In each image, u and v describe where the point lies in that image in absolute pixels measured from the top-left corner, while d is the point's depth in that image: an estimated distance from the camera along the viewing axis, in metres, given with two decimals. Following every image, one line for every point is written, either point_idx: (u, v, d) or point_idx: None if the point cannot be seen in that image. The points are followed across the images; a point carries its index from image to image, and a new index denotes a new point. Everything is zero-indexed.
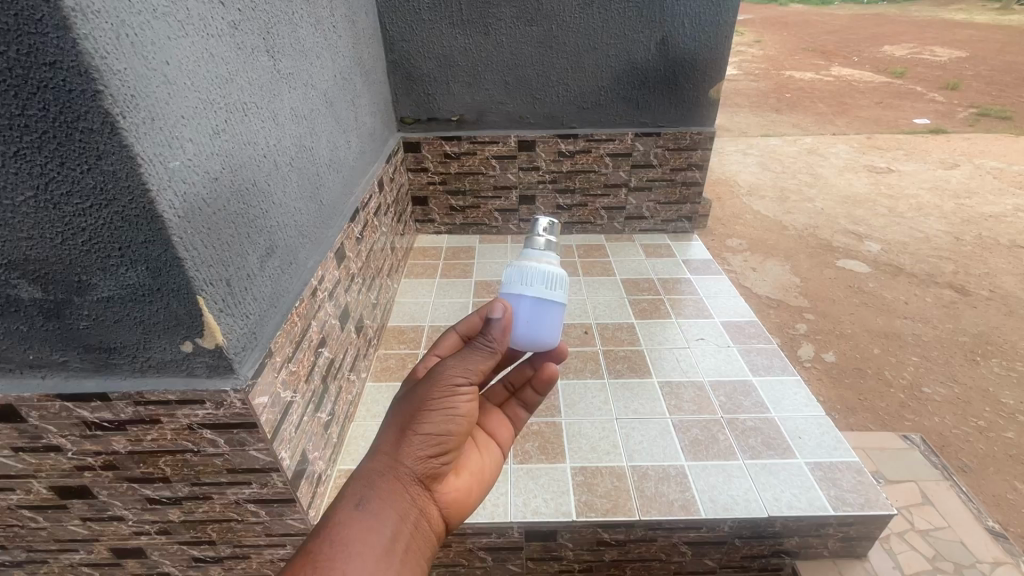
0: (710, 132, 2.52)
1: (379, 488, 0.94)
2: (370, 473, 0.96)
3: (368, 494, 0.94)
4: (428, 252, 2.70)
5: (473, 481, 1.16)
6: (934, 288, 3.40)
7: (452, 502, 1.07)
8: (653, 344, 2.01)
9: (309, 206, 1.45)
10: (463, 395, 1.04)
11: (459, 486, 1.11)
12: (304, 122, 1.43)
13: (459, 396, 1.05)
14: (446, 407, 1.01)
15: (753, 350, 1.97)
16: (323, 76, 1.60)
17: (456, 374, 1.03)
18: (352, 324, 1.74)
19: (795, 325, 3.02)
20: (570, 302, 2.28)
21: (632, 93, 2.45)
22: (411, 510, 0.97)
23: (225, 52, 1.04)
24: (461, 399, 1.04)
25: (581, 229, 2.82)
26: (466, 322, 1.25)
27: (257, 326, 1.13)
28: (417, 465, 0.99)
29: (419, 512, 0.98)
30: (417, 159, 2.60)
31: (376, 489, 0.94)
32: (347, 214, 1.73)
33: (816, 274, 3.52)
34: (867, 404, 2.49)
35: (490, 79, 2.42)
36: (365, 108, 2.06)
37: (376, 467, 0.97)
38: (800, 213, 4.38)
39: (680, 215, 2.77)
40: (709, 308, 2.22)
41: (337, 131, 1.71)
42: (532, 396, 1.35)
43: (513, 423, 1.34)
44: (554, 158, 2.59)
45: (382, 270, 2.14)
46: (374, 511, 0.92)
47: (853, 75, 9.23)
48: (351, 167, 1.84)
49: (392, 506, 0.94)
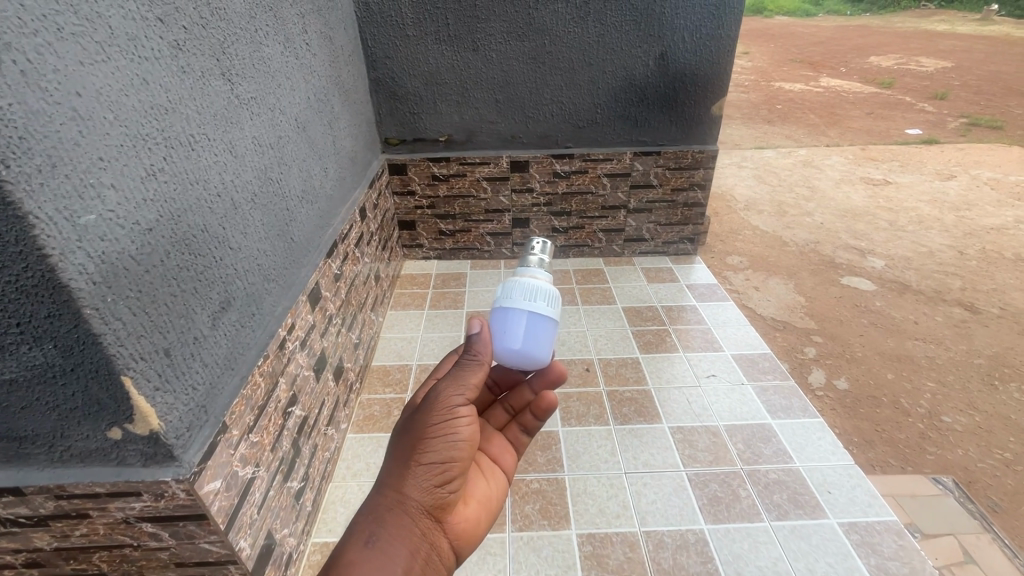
0: (713, 150, 2.39)
1: (387, 523, 0.95)
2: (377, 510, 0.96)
3: (377, 531, 0.94)
4: (415, 280, 2.53)
5: (479, 507, 1.16)
6: (943, 306, 3.29)
7: (459, 530, 1.08)
8: (661, 383, 1.85)
9: (277, 245, 1.28)
10: (462, 419, 1.05)
11: (465, 515, 1.12)
12: (269, 152, 1.27)
13: (459, 422, 1.05)
14: (448, 435, 1.02)
15: (769, 388, 1.82)
16: (295, 99, 1.45)
17: (454, 399, 1.03)
18: (330, 372, 1.56)
19: (804, 349, 2.88)
20: (569, 334, 2.12)
21: (630, 110, 2.31)
22: (419, 543, 0.97)
23: (165, 78, 0.88)
24: (462, 425, 1.04)
25: (578, 253, 2.67)
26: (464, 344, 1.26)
27: (207, 398, 0.95)
28: (424, 496, 1.00)
29: (427, 544, 0.99)
30: (403, 182, 2.45)
31: (383, 526, 0.95)
32: (323, 249, 1.56)
33: (821, 293, 3.40)
34: (885, 436, 2.34)
35: (480, 97, 2.28)
36: (345, 132, 1.90)
37: (382, 502, 0.98)
38: (800, 228, 4.27)
39: (682, 236, 2.63)
40: (718, 339, 2.07)
41: (311, 159, 1.55)
42: (533, 417, 1.34)
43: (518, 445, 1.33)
44: (549, 179, 2.45)
45: (366, 305, 1.97)
46: (383, 548, 0.93)
47: (842, 85, 9.23)
48: (328, 197, 1.68)
49: (403, 541, 0.95)
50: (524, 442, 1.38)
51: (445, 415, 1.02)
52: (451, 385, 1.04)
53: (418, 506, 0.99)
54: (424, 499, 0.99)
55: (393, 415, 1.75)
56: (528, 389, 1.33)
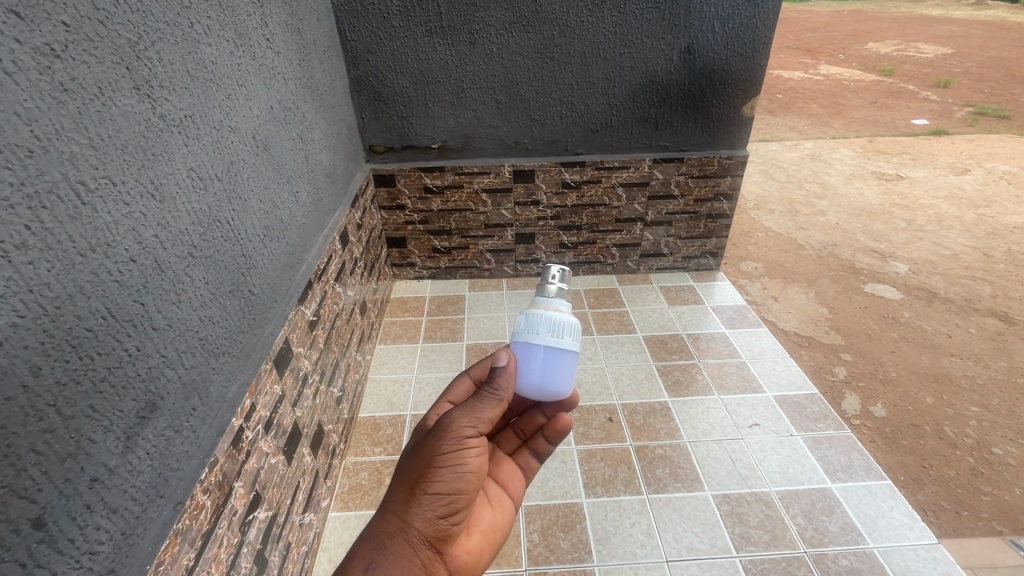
0: (742, 156, 2.11)
1: (389, 552, 0.83)
2: (379, 537, 0.85)
3: (378, 559, 0.83)
4: (407, 305, 2.25)
5: (484, 540, 1.05)
6: (974, 317, 3.07)
7: (463, 564, 0.98)
8: (698, 435, 1.59)
9: (227, 305, 0.99)
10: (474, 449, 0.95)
11: (468, 546, 1.01)
12: (216, 184, 0.97)
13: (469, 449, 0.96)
14: (458, 462, 0.92)
15: (823, 441, 1.57)
16: (252, 111, 1.14)
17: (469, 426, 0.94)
18: (306, 446, 1.28)
19: (833, 369, 2.64)
20: (585, 373, 1.85)
21: (650, 112, 2.03)
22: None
23: (28, 104, 0.59)
24: (474, 451, 0.94)
25: (588, 270, 2.40)
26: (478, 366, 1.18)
27: (117, 558, 0.67)
28: (429, 526, 0.89)
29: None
30: (392, 195, 2.15)
31: (387, 554, 0.84)
32: (295, 296, 1.27)
33: (845, 303, 3.16)
34: (934, 473, 2.11)
35: (479, 97, 1.98)
36: (321, 143, 1.60)
37: (385, 527, 0.87)
38: (815, 229, 4.01)
39: (704, 250, 2.36)
40: (756, 377, 1.81)
41: (276, 183, 1.25)
42: (543, 445, 1.25)
43: (525, 475, 1.24)
44: (557, 190, 2.17)
45: (350, 346, 1.68)
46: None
47: (842, 72, 8.95)
48: (301, 226, 1.38)
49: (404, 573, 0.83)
50: (531, 470, 1.28)
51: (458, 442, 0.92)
52: (464, 409, 0.95)
53: (424, 536, 0.88)
54: (430, 528, 0.88)
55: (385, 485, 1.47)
56: (540, 415, 1.25)
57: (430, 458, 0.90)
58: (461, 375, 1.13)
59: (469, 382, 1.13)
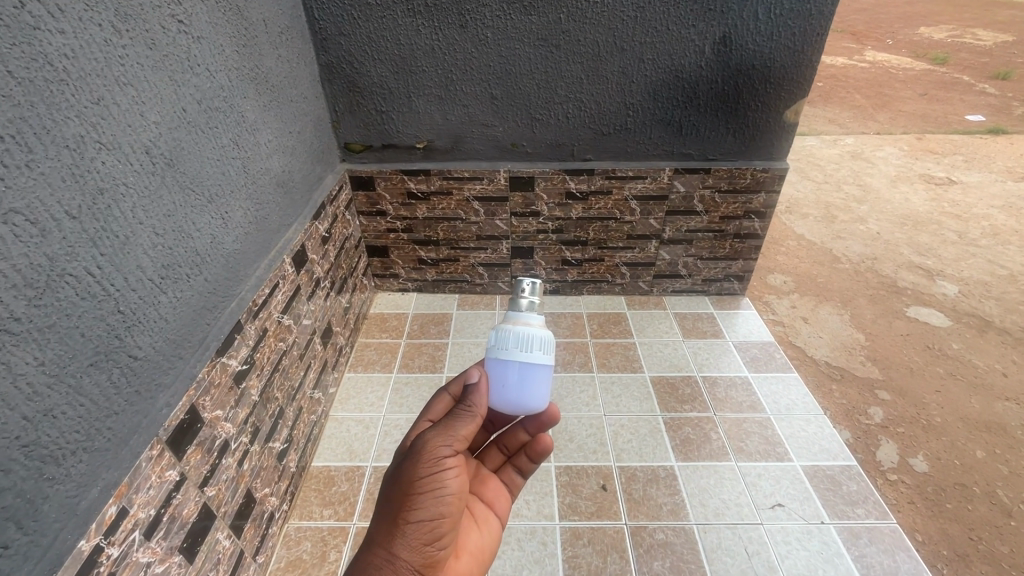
0: (781, 169, 1.79)
1: None
2: (365, 573, 0.77)
3: None
4: (386, 323, 1.99)
5: (476, 563, 0.97)
6: None
7: None
8: (708, 517, 1.32)
9: (82, 384, 0.74)
10: (456, 468, 0.87)
11: (457, 570, 0.94)
12: (67, 225, 0.72)
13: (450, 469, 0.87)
14: (440, 483, 0.84)
15: (862, 534, 1.28)
16: (147, 117, 0.88)
17: (447, 445, 0.86)
18: (222, 530, 1.05)
19: (869, 411, 2.30)
20: (579, 423, 1.58)
21: (674, 114, 1.71)
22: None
23: None
24: (455, 469, 0.86)
25: (594, 289, 2.12)
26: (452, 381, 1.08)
27: None
28: (418, 556, 0.81)
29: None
30: (371, 199, 1.88)
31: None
32: (212, 347, 1.02)
33: (884, 329, 2.80)
34: (983, 548, 1.81)
35: (470, 91, 1.68)
36: (271, 147, 1.33)
37: (370, 561, 0.78)
38: (853, 239, 3.61)
39: (728, 274, 2.06)
40: (782, 440, 1.53)
41: (190, 205, 0.99)
42: (528, 461, 1.14)
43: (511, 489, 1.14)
44: (560, 200, 1.87)
45: (303, 386, 1.45)
46: None
47: (889, 60, 8.25)
48: (231, 254, 1.13)
49: None
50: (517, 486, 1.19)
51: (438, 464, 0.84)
52: (440, 428, 0.87)
53: (414, 566, 0.80)
54: (420, 556, 0.80)
55: (328, 562, 1.24)
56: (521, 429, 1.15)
57: (410, 482, 0.82)
58: (439, 392, 0.97)
59: (449, 400, 0.96)
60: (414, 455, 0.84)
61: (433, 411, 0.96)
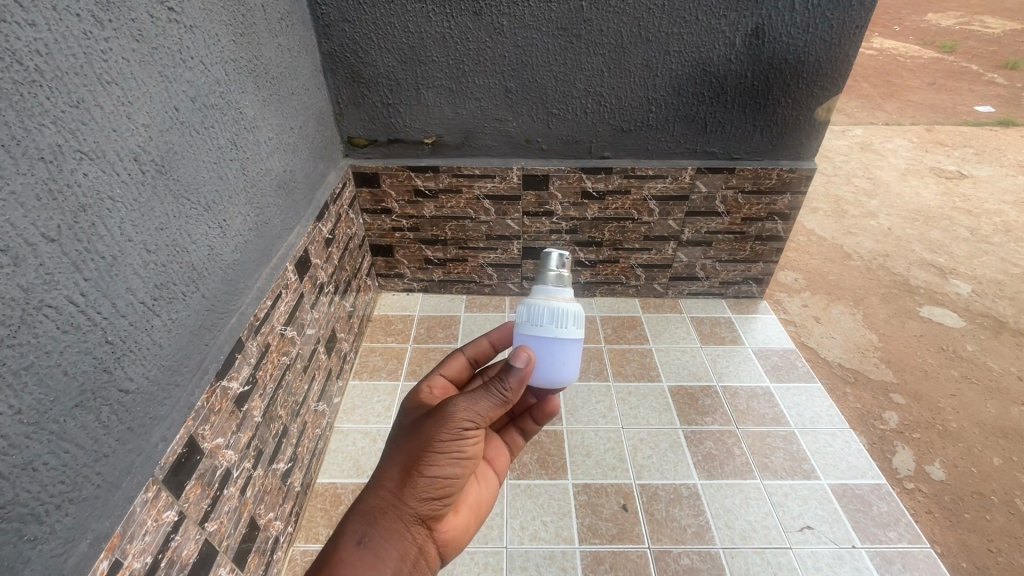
0: (809, 169, 1.70)
1: (382, 528, 0.76)
2: (370, 513, 0.77)
3: (371, 534, 0.76)
4: (391, 327, 1.91)
5: (476, 516, 0.95)
6: None
7: (456, 536, 0.88)
8: (734, 541, 1.27)
9: (66, 429, 0.66)
10: (475, 437, 0.80)
11: (458, 526, 0.88)
12: (44, 249, 0.63)
13: (471, 436, 0.80)
14: (458, 448, 0.79)
15: (894, 560, 1.24)
16: (137, 119, 0.79)
17: (472, 416, 0.78)
18: (224, 564, 0.98)
19: (884, 415, 1.96)
20: (595, 437, 1.51)
21: (698, 110, 1.61)
22: (410, 556, 0.78)
23: None
24: (476, 438, 0.80)
25: (607, 291, 2.04)
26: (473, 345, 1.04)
27: None
28: (422, 506, 0.79)
29: (418, 559, 0.80)
30: (375, 196, 1.78)
31: (377, 530, 0.76)
32: (211, 371, 0.93)
33: (896, 329, 2.46)
34: (1002, 559, 1.54)
35: (483, 83, 1.57)
36: (271, 146, 1.23)
37: (376, 502, 0.78)
38: (864, 234, 3.26)
39: (748, 276, 1.98)
40: (808, 457, 1.47)
41: (185, 215, 0.90)
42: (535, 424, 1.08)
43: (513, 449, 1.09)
44: (575, 199, 1.78)
45: (308, 399, 1.37)
46: (375, 554, 0.74)
47: (898, 48, 8.06)
48: (229, 265, 1.03)
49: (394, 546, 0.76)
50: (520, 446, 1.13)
51: (457, 432, 0.77)
52: (469, 398, 0.78)
53: (417, 515, 0.79)
54: (424, 507, 0.79)
55: None
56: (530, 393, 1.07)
57: (429, 441, 0.77)
58: (456, 353, 1.04)
59: (464, 360, 1.03)
60: (437, 417, 0.78)
61: (450, 366, 1.01)
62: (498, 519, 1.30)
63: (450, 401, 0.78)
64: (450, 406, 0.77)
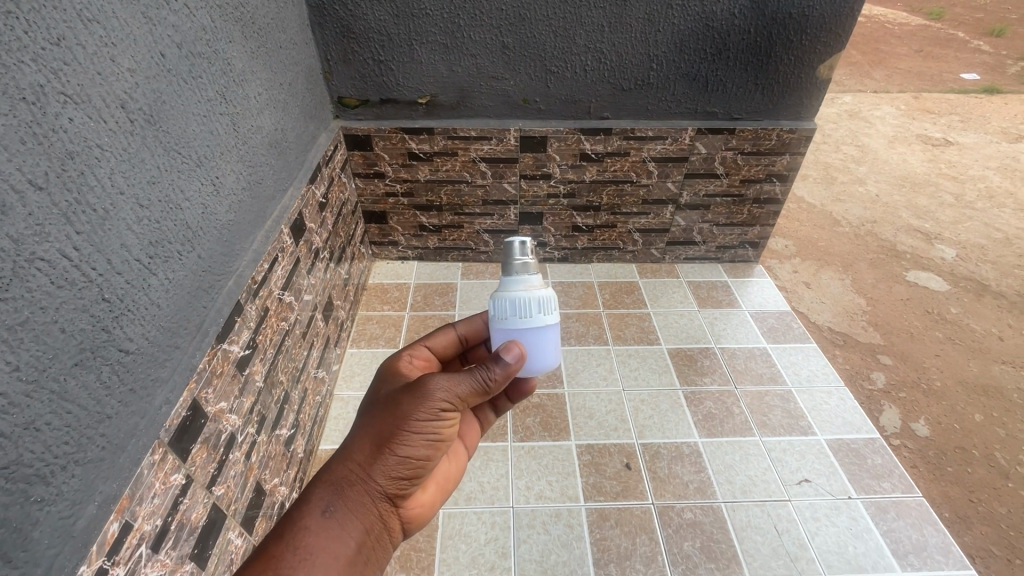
0: (808, 129, 1.69)
1: (348, 500, 0.71)
2: (337, 484, 0.72)
3: (338, 505, 0.71)
4: (387, 295, 1.88)
5: (442, 496, 0.90)
6: None
7: (422, 515, 0.84)
8: (735, 495, 1.30)
9: (67, 389, 0.63)
10: (450, 417, 0.77)
11: (425, 504, 0.84)
12: (32, 197, 0.59)
13: (446, 416, 0.77)
14: (433, 428, 0.75)
15: (889, 509, 1.28)
16: (120, 62, 0.73)
17: (451, 395, 0.74)
18: (233, 529, 0.97)
19: (871, 374, 1.78)
20: (596, 400, 1.52)
21: (700, 68, 1.58)
22: (374, 532, 0.74)
23: None
24: (450, 420, 0.77)
25: (604, 257, 2.02)
26: (466, 324, 0.98)
27: None
28: (390, 481, 0.75)
29: (382, 536, 0.75)
30: (368, 160, 1.72)
31: (342, 503, 0.71)
32: (212, 333, 0.90)
33: (883, 293, 2.23)
34: (982, 509, 1.40)
35: (479, 38, 1.51)
36: (261, 102, 1.17)
37: (343, 473, 0.73)
38: (853, 201, 2.97)
39: (744, 240, 1.98)
40: (804, 414, 1.50)
41: (176, 169, 0.85)
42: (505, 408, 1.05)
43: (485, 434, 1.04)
44: (574, 161, 1.75)
45: (308, 366, 1.35)
46: (341, 526, 0.70)
47: (886, 15, 7.96)
48: (224, 226, 0.99)
49: (359, 520, 0.71)
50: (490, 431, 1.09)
51: (434, 409, 0.74)
52: (450, 375, 0.75)
53: (384, 491, 0.75)
54: (392, 483, 0.75)
55: None
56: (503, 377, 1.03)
57: (405, 416, 0.74)
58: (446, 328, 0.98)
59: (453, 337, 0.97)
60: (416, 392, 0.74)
61: (435, 341, 0.94)
62: (504, 481, 1.31)
63: (431, 378, 0.75)
64: (430, 384, 0.74)
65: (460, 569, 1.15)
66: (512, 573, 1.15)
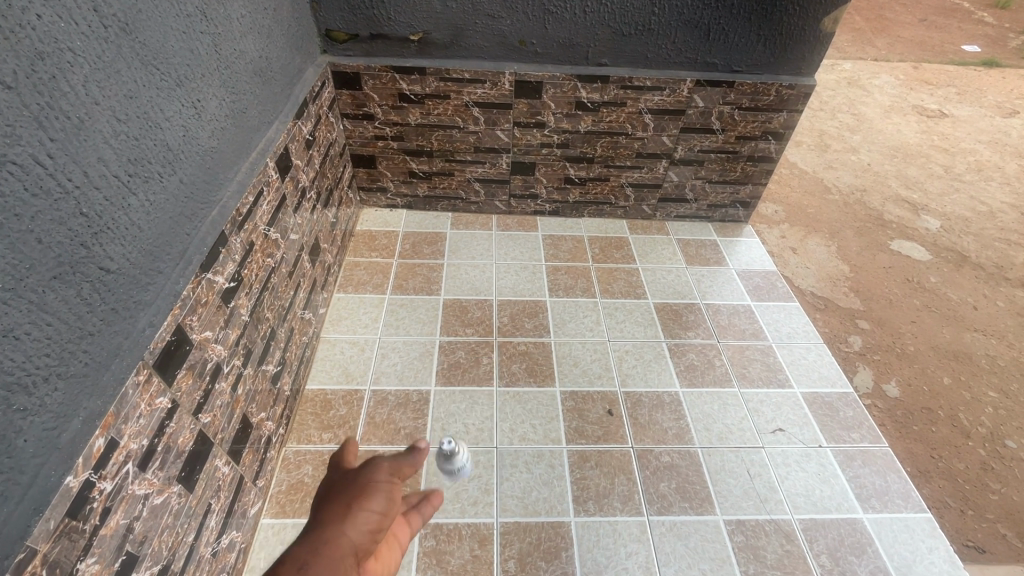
0: (807, 86, 1.66)
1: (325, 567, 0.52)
2: (310, 546, 0.54)
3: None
4: (375, 242, 1.85)
5: None
6: (1007, 288, 2.22)
7: None
8: (711, 441, 1.34)
9: (46, 300, 0.62)
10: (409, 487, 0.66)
11: None
12: (1, 96, 0.56)
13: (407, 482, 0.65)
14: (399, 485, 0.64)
15: (856, 457, 1.35)
16: None
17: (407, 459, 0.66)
18: (219, 457, 0.99)
19: (848, 338, 1.82)
20: (581, 351, 1.54)
21: (703, 15, 1.53)
22: None
23: None
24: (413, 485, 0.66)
25: (595, 212, 2.01)
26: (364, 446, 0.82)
27: None
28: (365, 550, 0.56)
29: None
30: (357, 100, 1.66)
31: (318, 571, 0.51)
32: (196, 262, 0.88)
33: (867, 260, 2.26)
34: (942, 465, 1.46)
35: None
36: (244, 25, 1.11)
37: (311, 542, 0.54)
38: (845, 168, 2.96)
39: (735, 199, 1.98)
40: (782, 368, 1.54)
41: (155, 86, 0.81)
42: None
43: None
44: (569, 109, 1.71)
45: (294, 306, 1.34)
46: None
47: None
48: (206, 153, 0.95)
49: None
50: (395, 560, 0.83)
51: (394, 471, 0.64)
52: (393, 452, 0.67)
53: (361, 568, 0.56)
54: (371, 551, 0.57)
55: None
56: None
57: (368, 471, 0.63)
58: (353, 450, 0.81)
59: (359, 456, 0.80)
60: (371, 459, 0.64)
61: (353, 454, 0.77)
62: (488, 424, 1.34)
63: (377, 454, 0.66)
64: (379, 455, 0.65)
65: (443, 503, 1.19)
66: (495, 507, 1.19)
